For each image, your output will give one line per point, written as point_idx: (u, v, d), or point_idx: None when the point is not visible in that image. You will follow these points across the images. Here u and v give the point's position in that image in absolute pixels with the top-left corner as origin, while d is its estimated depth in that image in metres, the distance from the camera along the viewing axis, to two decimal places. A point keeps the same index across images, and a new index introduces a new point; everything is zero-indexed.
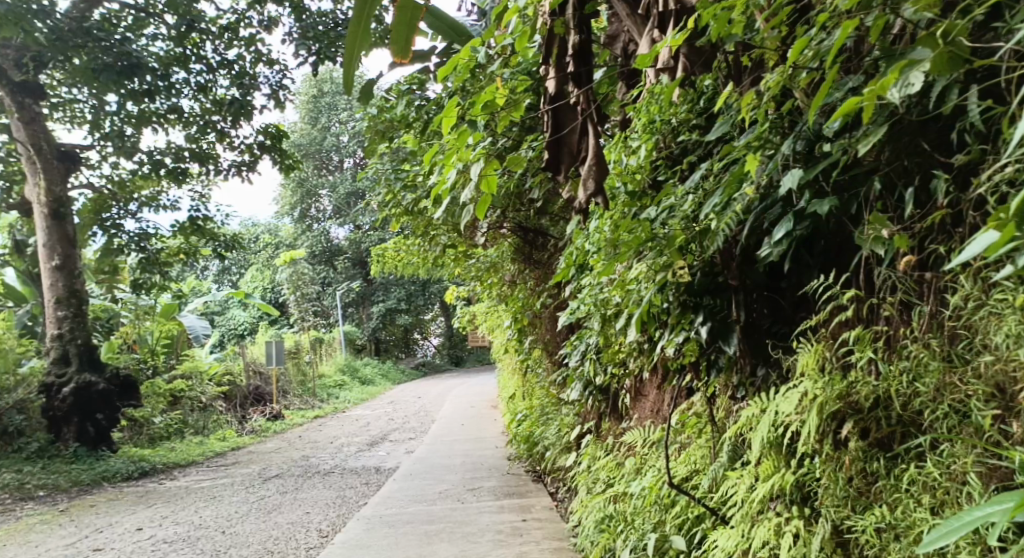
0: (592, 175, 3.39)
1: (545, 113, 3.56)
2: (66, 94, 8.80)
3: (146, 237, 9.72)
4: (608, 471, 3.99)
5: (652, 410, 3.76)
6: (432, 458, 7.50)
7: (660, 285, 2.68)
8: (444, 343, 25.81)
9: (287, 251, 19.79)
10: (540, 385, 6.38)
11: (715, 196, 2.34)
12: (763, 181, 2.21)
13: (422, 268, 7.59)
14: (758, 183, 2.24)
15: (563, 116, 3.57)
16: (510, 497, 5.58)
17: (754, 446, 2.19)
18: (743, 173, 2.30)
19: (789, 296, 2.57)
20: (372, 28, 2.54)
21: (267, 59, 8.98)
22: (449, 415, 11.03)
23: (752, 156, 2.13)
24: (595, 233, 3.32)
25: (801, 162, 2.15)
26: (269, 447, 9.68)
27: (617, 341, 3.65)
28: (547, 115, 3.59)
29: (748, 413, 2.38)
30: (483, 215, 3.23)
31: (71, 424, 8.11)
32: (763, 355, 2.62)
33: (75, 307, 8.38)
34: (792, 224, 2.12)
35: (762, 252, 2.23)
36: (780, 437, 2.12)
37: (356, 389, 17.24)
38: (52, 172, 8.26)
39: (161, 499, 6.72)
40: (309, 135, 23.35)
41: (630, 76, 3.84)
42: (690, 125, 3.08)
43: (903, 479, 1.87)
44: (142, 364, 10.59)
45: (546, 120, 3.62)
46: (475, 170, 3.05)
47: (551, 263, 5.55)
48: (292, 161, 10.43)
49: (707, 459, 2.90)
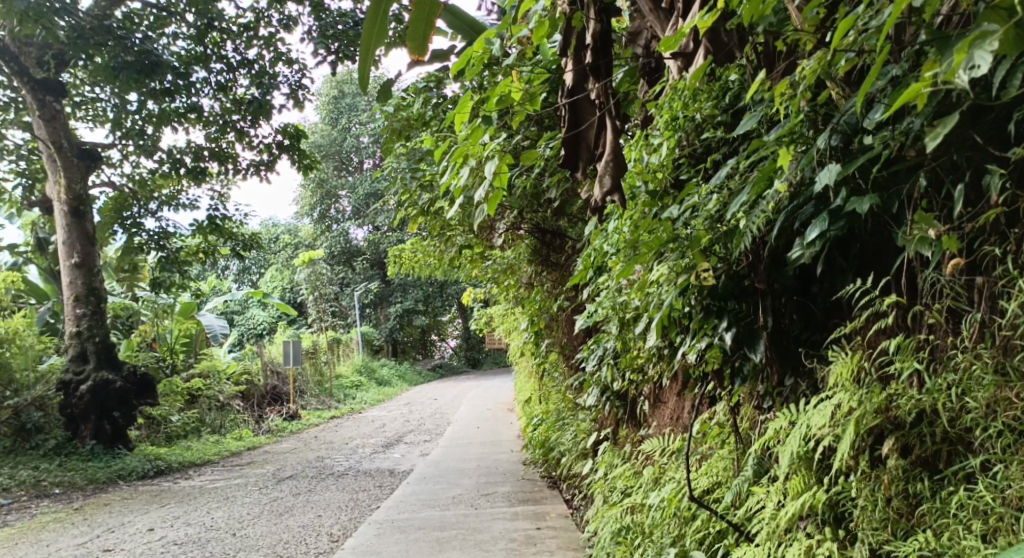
0: (609, 172, 3.27)
1: (564, 107, 3.45)
2: (89, 92, 8.77)
3: (166, 235, 9.68)
4: (625, 481, 3.87)
5: (671, 417, 3.64)
6: (447, 461, 7.38)
7: (682, 288, 2.56)
8: (461, 345, 25.69)
9: (307, 252, 19.76)
10: (556, 389, 6.25)
11: (743, 194, 2.21)
12: (796, 178, 2.07)
13: (439, 270, 7.46)
14: (789, 180, 2.10)
15: (581, 111, 3.46)
16: (525, 503, 5.45)
17: (783, 462, 2.05)
18: (774, 170, 2.16)
19: (818, 300, 2.43)
20: (389, 26, 2.42)
21: (286, 59, 8.91)
22: (464, 418, 10.90)
23: (785, 150, 2.00)
24: (614, 233, 3.19)
25: (837, 158, 2.01)
26: (285, 447, 9.60)
27: (636, 346, 3.52)
28: (565, 110, 3.48)
29: (775, 425, 2.25)
30: (496, 212, 3.10)
31: (88, 422, 8.04)
32: (792, 363, 2.48)
33: (93, 306, 8.33)
34: (827, 224, 1.98)
35: (793, 253, 2.09)
36: (811, 451, 1.99)
37: (373, 390, 17.16)
38: (72, 170, 8.21)
39: (175, 499, 6.64)
40: (330, 136, 23.31)
41: (652, 73, 3.73)
42: (714, 122, 2.97)
43: (951, 503, 1.73)
44: (159, 362, 10.54)
45: (564, 114, 3.52)
46: (488, 168, 2.90)
47: (569, 265, 5.41)
48: (310, 160, 10.35)
49: (729, 470, 2.77)
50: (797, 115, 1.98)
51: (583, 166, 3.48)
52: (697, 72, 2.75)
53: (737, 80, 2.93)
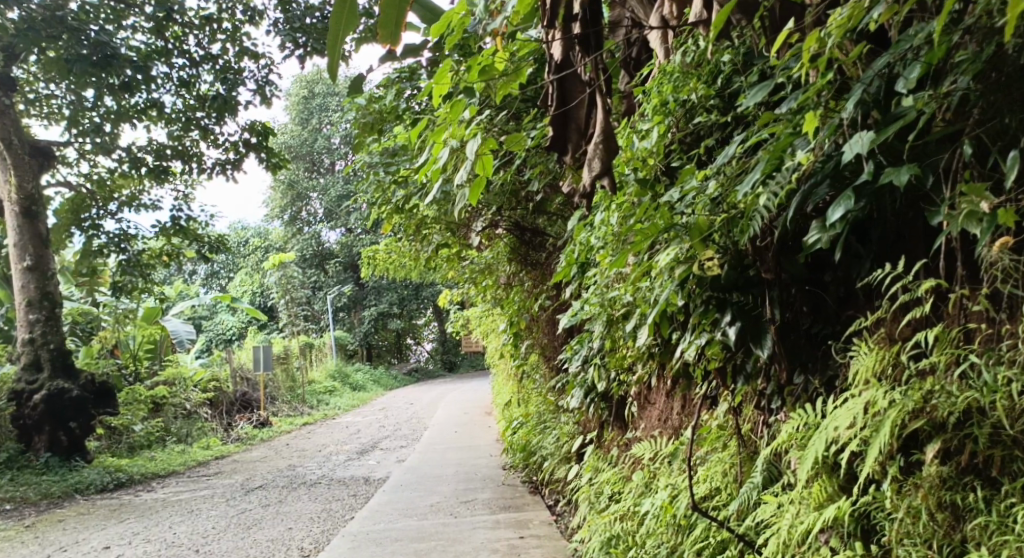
0: (597, 154, 3.05)
1: (551, 85, 3.22)
2: (44, 89, 8.50)
3: (126, 237, 9.35)
4: (614, 485, 3.68)
5: (661, 419, 3.46)
6: (424, 467, 7.13)
7: (680, 280, 2.36)
8: (437, 348, 25.34)
9: (276, 255, 19.39)
10: (537, 392, 6.05)
11: (754, 171, 2.02)
12: (818, 154, 1.90)
13: (415, 270, 7.21)
14: (810, 159, 1.92)
15: (570, 86, 3.22)
16: (507, 510, 5.22)
17: (806, 470, 1.85)
18: (787, 145, 1.99)
19: (832, 291, 2.21)
20: (361, 13, 2.22)
21: (252, 53, 8.65)
22: (442, 423, 10.65)
23: (810, 116, 1.81)
24: (602, 225, 3.07)
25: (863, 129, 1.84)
26: (255, 456, 9.31)
27: (624, 345, 3.33)
28: (551, 87, 3.21)
29: (790, 427, 2.04)
30: (478, 200, 2.85)
31: (43, 433, 7.72)
32: (802, 356, 2.26)
33: (48, 311, 8.00)
34: (852, 202, 1.79)
35: (810, 237, 1.91)
36: (838, 460, 1.80)
37: (347, 396, 16.83)
38: (23, 169, 7.91)
39: (135, 513, 6.34)
40: (300, 137, 22.97)
41: (633, 65, 3.57)
42: (707, 105, 2.81)
43: (1010, 516, 1.54)
44: (121, 370, 10.20)
45: (551, 92, 3.28)
46: (470, 149, 2.64)
47: (550, 262, 5.19)
48: (279, 159, 10.05)
49: (730, 476, 2.56)
50: (824, 77, 1.80)
51: (572, 147, 3.26)
52: (716, 21, 2.38)
53: (731, 63, 2.75)
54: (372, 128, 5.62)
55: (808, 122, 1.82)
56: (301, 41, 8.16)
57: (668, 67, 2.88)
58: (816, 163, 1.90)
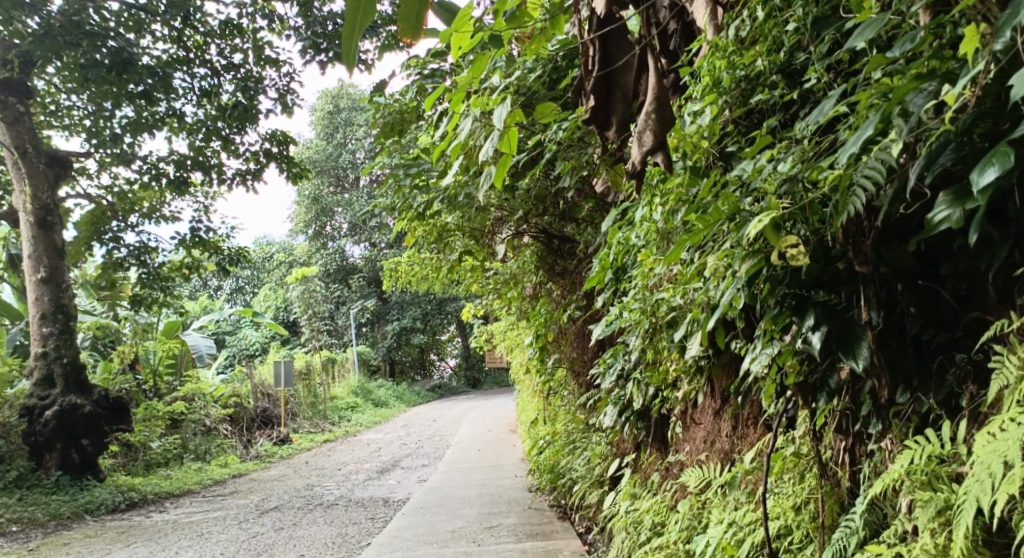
0: (650, 128, 2.68)
1: (592, 44, 2.87)
2: (65, 101, 8.30)
3: (146, 250, 9.07)
4: (655, 516, 3.20)
5: (706, 442, 2.98)
6: (446, 489, 6.71)
7: (748, 277, 1.95)
8: (460, 364, 24.98)
9: (299, 270, 19.06)
10: (566, 409, 5.63)
11: (866, 129, 1.61)
12: (963, 99, 1.51)
13: (439, 283, 6.77)
14: (951, 110, 1.52)
15: (613, 47, 2.89)
16: (534, 538, 4.77)
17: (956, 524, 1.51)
18: (910, 91, 1.59)
19: (950, 286, 1.77)
20: (377, 4, 1.86)
21: (273, 61, 8.35)
22: (465, 441, 10.23)
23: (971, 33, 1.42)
24: (643, 222, 2.72)
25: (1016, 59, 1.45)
26: (273, 474, 8.94)
27: (666, 355, 2.90)
28: (593, 46, 2.89)
29: (919, 460, 1.69)
30: (503, 182, 2.46)
31: (54, 450, 7.37)
32: (907, 371, 1.83)
33: (62, 323, 7.69)
34: (1009, 159, 1.41)
35: (936, 213, 1.54)
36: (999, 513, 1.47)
37: (368, 412, 16.45)
38: (38, 178, 7.62)
39: (143, 536, 5.96)
40: (324, 151, 22.68)
41: (671, 55, 3.09)
42: (770, 81, 2.40)
43: None
44: (141, 386, 9.84)
45: (590, 51, 2.93)
46: (496, 117, 2.25)
47: (580, 270, 4.74)
48: (300, 169, 9.70)
49: (809, 515, 2.11)
50: None
51: (615, 120, 2.94)
52: None
53: (796, 30, 2.34)
54: (393, 129, 5.14)
55: (964, 44, 1.44)
56: (322, 48, 7.81)
57: (720, 41, 2.50)
58: (960, 118, 1.53)
